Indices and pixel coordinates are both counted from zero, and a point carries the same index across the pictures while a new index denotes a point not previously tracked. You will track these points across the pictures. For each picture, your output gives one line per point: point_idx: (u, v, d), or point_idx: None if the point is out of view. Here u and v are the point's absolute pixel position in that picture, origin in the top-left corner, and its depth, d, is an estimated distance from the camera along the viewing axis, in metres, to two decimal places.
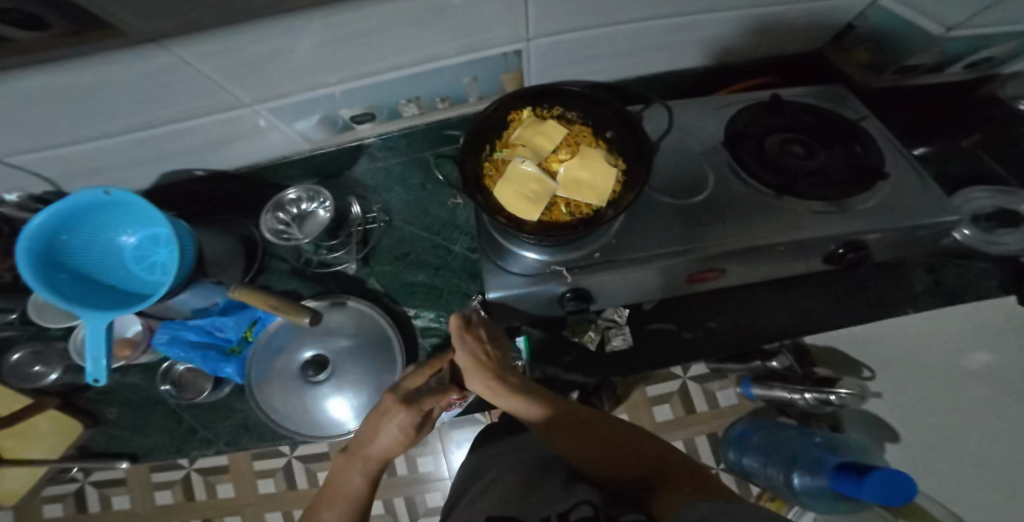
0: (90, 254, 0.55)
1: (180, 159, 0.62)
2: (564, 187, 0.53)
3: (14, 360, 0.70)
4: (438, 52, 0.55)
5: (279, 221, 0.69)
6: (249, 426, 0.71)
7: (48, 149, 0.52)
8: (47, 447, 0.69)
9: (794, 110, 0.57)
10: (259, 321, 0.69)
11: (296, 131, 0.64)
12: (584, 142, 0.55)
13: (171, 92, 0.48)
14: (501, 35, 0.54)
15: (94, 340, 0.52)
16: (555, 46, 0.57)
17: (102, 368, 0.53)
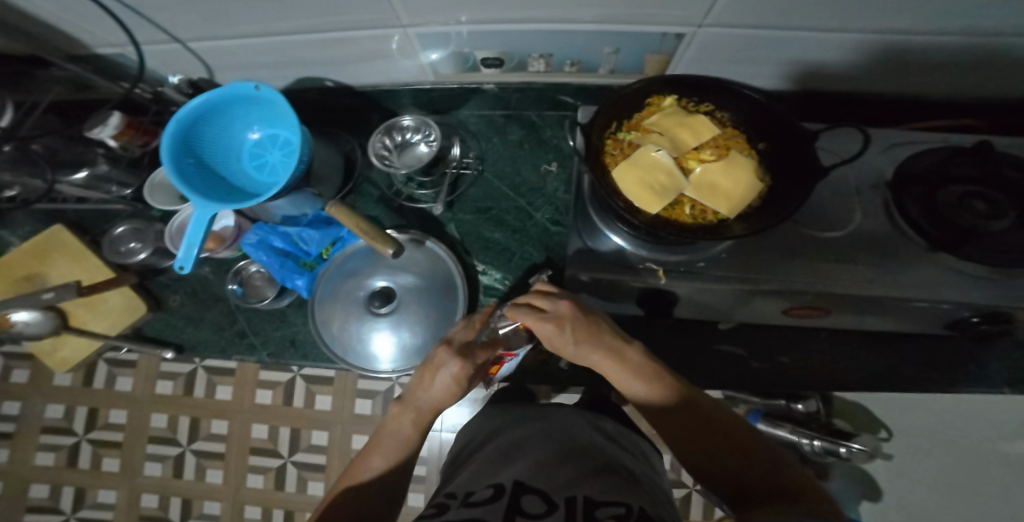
0: (216, 144, 0.57)
1: (320, 67, 0.64)
2: (695, 187, 0.50)
3: (117, 233, 0.70)
4: (573, 15, 0.52)
5: (384, 146, 0.70)
6: (296, 342, 0.70)
7: (219, 39, 0.57)
8: (110, 323, 0.68)
9: (999, 163, 0.54)
10: (340, 241, 0.69)
11: (426, 62, 0.64)
12: (733, 147, 0.51)
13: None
14: (672, 16, 0.51)
15: (197, 225, 0.53)
16: (726, 40, 0.54)
17: (191, 257, 0.53)
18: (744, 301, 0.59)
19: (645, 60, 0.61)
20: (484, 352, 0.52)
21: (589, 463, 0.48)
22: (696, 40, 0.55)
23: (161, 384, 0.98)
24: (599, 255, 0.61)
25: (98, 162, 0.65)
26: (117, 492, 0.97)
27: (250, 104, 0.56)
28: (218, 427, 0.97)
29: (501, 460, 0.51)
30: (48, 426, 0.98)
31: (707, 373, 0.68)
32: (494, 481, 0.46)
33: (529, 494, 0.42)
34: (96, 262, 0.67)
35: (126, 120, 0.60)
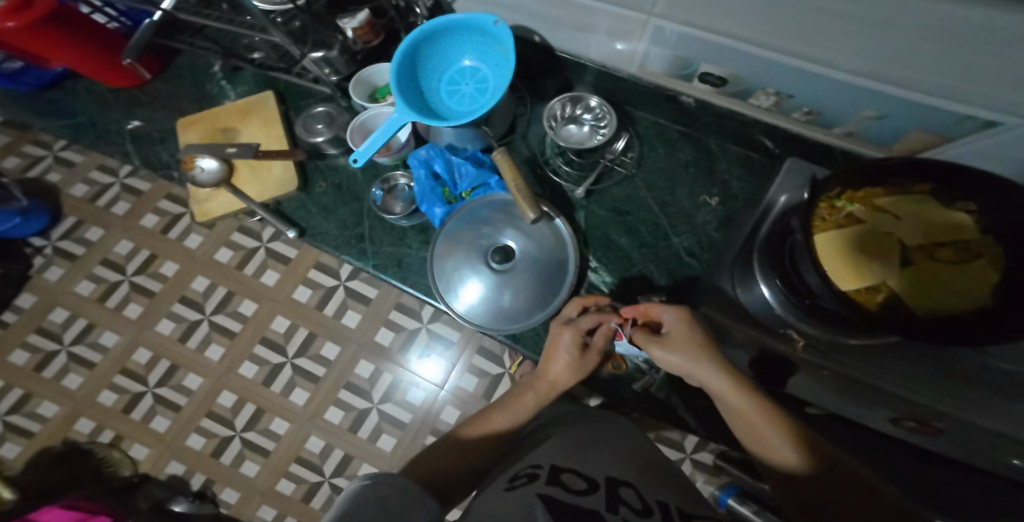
0: (432, 68, 0.63)
1: (548, 24, 0.68)
2: (909, 280, 0.42)
3: (317, 111, 0.77)
4: (833, 60, 0.48)
5: (558, 114, 0.72)
6: (402, 263, 0.70)
7: None
8: (259, 189, 0.74)
9: None
10: (484, 187, 0.70)
11: (644, 50, 0.64)
12: (985, 263, 0.42)
13: None
14: (940, 115, 0.48)
15: (392, 126, 0.57)
16: (976, 151, 0.51)
17: (367, 154, 0.57)
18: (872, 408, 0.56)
19: (907, 134, 0.54)
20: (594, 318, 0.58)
21: (672, 482, 0.48)
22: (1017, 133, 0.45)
23: (223, 251, 1.03)
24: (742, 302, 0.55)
25: (334, 47, 0.70)
26: (117, 338, 1.00)
27: (475, 35, 0.61)
28: (246, 307, 1.00)
29: (580, 446, 0.51)
30: (110, 260, 1.04)
31: None
32: (582, 467, 0.46)
33: (626, 491, 0.42)
34: (280, 133, 0.77)
35: (369, 19, 0.69)
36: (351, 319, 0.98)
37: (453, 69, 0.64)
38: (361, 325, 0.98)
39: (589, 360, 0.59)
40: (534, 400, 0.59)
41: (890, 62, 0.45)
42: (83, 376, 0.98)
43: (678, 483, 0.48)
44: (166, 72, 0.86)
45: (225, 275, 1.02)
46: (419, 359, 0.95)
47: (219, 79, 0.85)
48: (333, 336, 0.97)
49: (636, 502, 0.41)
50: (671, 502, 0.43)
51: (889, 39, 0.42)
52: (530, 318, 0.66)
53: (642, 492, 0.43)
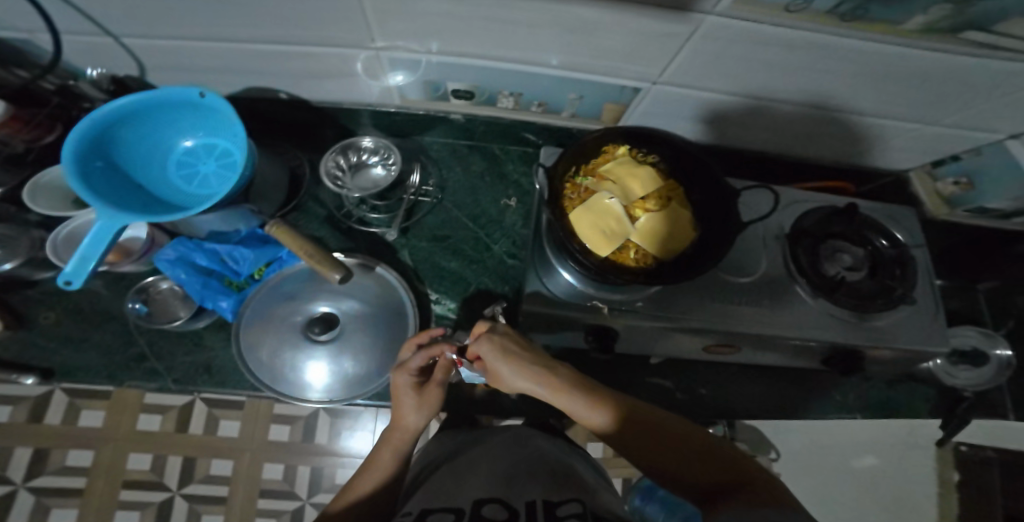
0: (136, 149, 0.52)
1: (269, 78, 0.58)
2: (639, 234, 0.57)
3: None
4: (544, 59, 0.56)
5: (337, 166, 0.66)
6: (211, 369, 0.64)
7: (153, 37, 0.50)
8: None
9: (862, 222, 0.64)
10: (277, 262, 0.64)
11: (392, 84, 0.60)
12: (675, 198, 0.58)
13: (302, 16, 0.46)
14: (631, 69, 0.56)
15: (99, 237, 0.46)
16: (669, 98, 0.61)
17: (83, 271, 0.45)
18: (668, 335, 0.65)
19: (604, 107, 0.65)
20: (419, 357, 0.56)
21: (539, 474, 0.53)
22: (650, 94, 0.60)
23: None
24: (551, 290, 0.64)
25: None
26: None
27: (181, 111, 0.51)
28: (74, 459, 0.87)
29: (452, 478, 0.54)
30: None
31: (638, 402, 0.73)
32: (451, 503, 0.48)
33: (490, 506, 0.46)
34: None
35: (12, 110, 0.53)
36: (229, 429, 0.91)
37: (173, 153, 0.54)
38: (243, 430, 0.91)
39: (430, 397, 0.56)
40: (393, 454, 0.55)
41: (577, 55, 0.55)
42: None
43: (547, 471, 0.54)
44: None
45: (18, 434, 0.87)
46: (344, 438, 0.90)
47: None
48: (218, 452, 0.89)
49: (502, 512, 0.46)
50: (537, 497, 0.48)
51: (569, 13, 0.47)
52: (375, 374, 0.64)
53: (506, 500, 0.48)
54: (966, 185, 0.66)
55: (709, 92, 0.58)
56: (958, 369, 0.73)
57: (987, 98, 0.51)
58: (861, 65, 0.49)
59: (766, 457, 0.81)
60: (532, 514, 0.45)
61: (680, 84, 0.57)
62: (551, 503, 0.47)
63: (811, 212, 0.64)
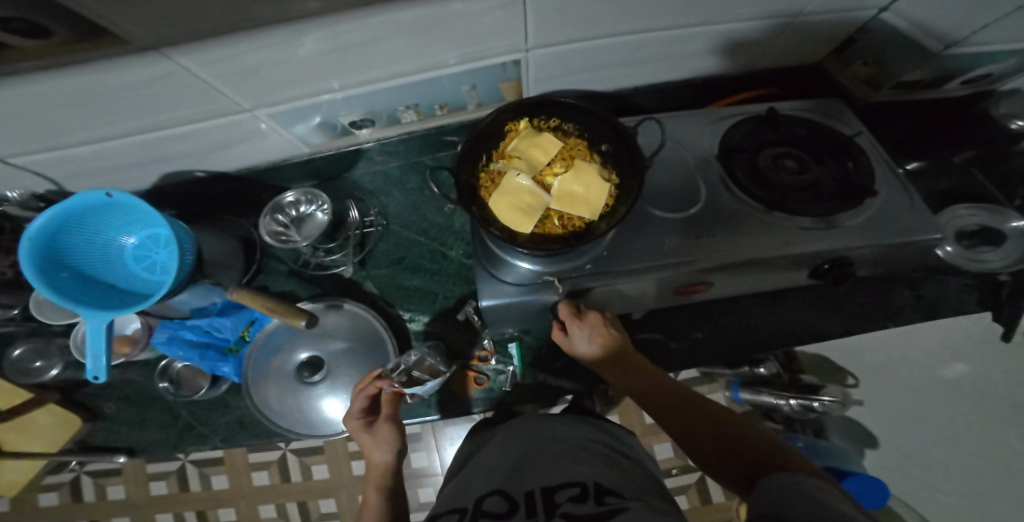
0: (91, 255, 0.59)
1: (181, 161, 0.66)
2: (558, 201, 0.55)
3: (14, 356, 0.72)
4: (440, 60, 0.57)
5: (278, 223, 0.72)
6: (245, 423, 0.73)
7: (60, 149, 0.57)
8: (48, 441, 0.71)
9: (789, 125, 0.58)
10: (257, 321, 0.71)
11: (295, 134, 0.66)
12: (579, 155, 0.57)
13: (168, 99, 0.52)
14: (501, 45, 0.56)
15: (95, 336, 0.55)
16: (553, 57, 0.59)
17: (100, 365, 0.55)
18: (637, 293, 0.61)
19: (500, 88, 0.66)
20: (357, 400, 0.64)
21: (547, 455, 0.51)
22: (531, 63, 0.60)
23: (154, 486, 1.08)
24: (506, 281, 0.62)
25: None
26: None
27: (113, 212, 0.59)
28: (225, 514, 1.08)
29: (465, 477, 0.53)
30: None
31: None
32: (456, 504, 0.49)
33: (493, 500, 0.46)
34: (9, 386, 0.69)
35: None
36: (322, 472, 1.08)
37: (125, 251, 0.62)
38: (332, 471, 1.07)
39: (381, 433, 0.64)
40: (379, 493, 0.61)
41: (411, 58, 0.56)
42: None
43: (548, 453, 0.51)
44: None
45: (176, 501, 1.08)
46: (445, 452, 0.96)
47: None
48: (321, 493, 1.07)
49: (500, 506, 0.45)
50: (538, 484, 0.47)
51: (397, 17, 0.48)
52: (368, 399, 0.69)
53: (506, 491, 0.47)
54: (874, 62, 0.62)
55: (580, 44, 0.57)
56: (976, 250, 0.67)
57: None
58: None
59: (841, 385, 0.70)
60: (532, 508, 0.44)
61: (547, 47, 0.57)
62: (550, 490, 0.45)
63: (737, 129, 0.59)
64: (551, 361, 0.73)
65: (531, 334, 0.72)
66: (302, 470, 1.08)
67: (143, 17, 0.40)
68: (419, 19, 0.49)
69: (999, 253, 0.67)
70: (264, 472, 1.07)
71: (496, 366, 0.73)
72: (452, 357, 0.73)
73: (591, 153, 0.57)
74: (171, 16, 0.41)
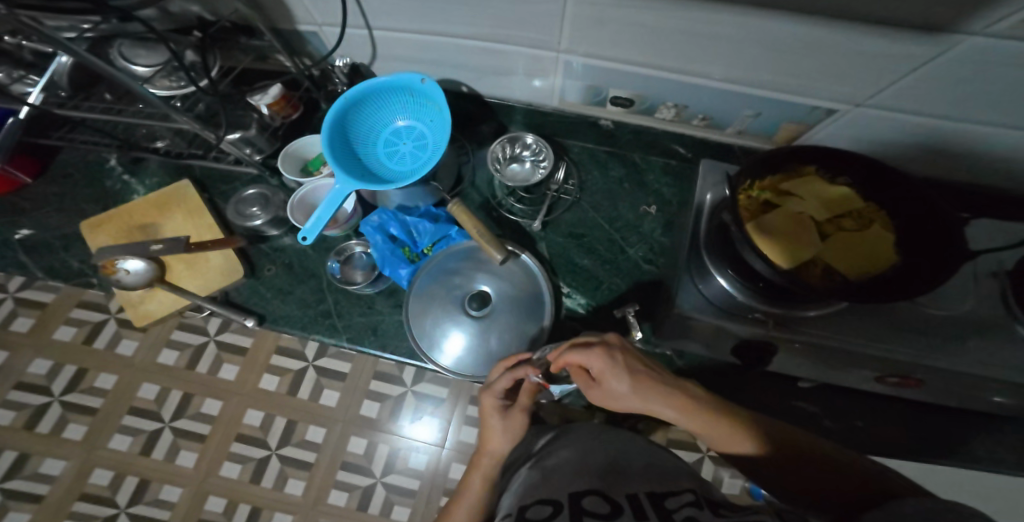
0: (361, 126, 0.62)
1: (467, 74, 0.71)
2: (832, 254, 0.52)
3: (246, 195, 0.73)
4: (703, 70, 0.59)
5: (501, 155, 0.77)
6: (378, 331, 0.71)
7: (403, 34, 0.62)
8: (204, 283, 0.70)
9: None
10: (446, 239, 0.71)
11: (562, 86, 0.71)
12: (874, 222, 0.53)
13: (529, 22, 0.57)
14: (840, 91, 0.55)
15: (335, 198, 0.57)
16: (877, 118, 0.58)
17: (314, 229, 0.58)
18: (845, 365, 0.61)
19: (783, 126, 0.66)
20: (503, 378, 0.56)
21: (646, 471, 0.46)
22: (847, 117, 0.59)
23: (164, 354, 1.04)
24: (703, 295, 0.64)
25: (251, 126, 0.68)
26: (65, 464, 0.99)
27: (402, 98, 0.62)
28: (209, 407, 1.02)
29: (543, 471, 0.50)
30: (25, 382, 1.03)
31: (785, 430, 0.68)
32: (547, 497, 0.44)
33: (588, 497, 0.42)
34: (207, 221, 0.73)
35: (282, 91, 0.67)
36: (330, 398, 1.02)
37: (386, 131, 0.64)
38: (341, 402, 1.02)
39: (514, 424, 0.56)
40: (483, 481, 0.56)
41: (758, 72, 0.57)
42: (35, 511, 0.96)
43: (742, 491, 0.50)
44: (49, 173, 0.79)
45: (173, 376, 1.03)
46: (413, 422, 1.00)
47: (120, 173, 0.80)
48: (317, 419, 1.01)
49: (603, 507, 0.40)
50: (640, 490, 0.43)
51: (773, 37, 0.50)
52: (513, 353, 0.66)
53: (606, 493, 0.43)
54: None
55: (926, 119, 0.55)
56: None
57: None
58: None
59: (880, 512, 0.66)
60: (640, 510, 0.39)
61: (880, 108, 0.56)
62: (656, 497, 0.42)
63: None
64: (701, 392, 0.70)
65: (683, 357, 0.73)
66: (312, 390, 1.03)
67: None
68: (795, 41, 0.49)
69: None
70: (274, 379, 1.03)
71: None
72: None
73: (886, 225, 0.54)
74: None
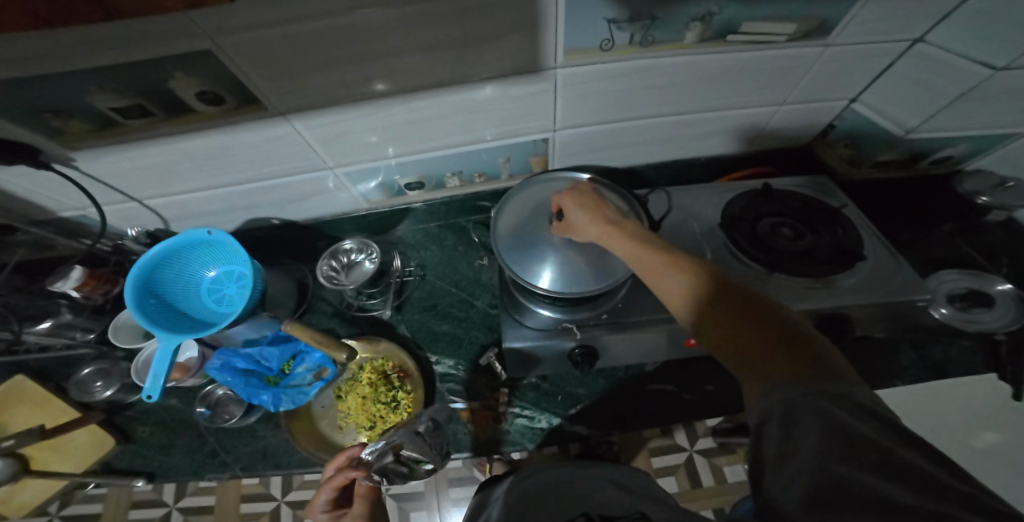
0: (175, 285, 0.75)
1: (265, 209, 0.83)
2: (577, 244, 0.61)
3: (83, 375, 0.81)
4: (479, 136, 0.71)
5: (331, 268, 0.85)
6: (268, 453, 0.75)
7: (185, 193, 0.74)
8: (76, 461, 0.75)
9: (783, 198, 0.67)
10: (299, 354, 0.79)
11: (359, 193, 0.82)
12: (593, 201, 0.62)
13: (281, 154, 0.68)
14: (533, 126, 0.70)
15: (162, 356, 0.66)
16: (576, 136, 0.73)
17: (157, 385, 0.65)
18: (655, 336, 0.67)
19: (531, 161, 0.79)
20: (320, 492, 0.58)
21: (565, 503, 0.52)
22: (558, 140, 0.74)
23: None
24: (530, 327, 0.69)
25: (61, 311, 0.82)
26: None
27: (205, 248, 0.76)
28: None
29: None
30: None
31: (650, 417, 0.71)
32: None
33: None
34: (61, 404, 0.76)
35: (86, 272, 0.79)
36: None
37: (205, 282, 0.77)
38: None
39: None
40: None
41: (474, 129, 0.70)
42: None
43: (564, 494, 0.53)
44: None
45: None
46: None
47: None
48: None
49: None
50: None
51: (453, 96, 0.63)
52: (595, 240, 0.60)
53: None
54: (854, 144, 0.77)
55: (603, 125, 0.71)
56: (970, 312, 0.71)
57: (802, 77, 0.66)
58: (695, 72, 0.62)
59: None
60: None
61: (574, 126, 0.71)
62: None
63: (735, 201, 0.68)
64: (564, 406, 0.74)
65: (547, 381, 0.77)
66: None
67: (284, 88, 0.57)
68: (471, 98, 0.63)
69: (993, 314, 0.70)
70: None
71: (513, 409, 0.75)
72: (471, 399, 0.76)
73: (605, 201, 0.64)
74: (308, 89, 0.58)
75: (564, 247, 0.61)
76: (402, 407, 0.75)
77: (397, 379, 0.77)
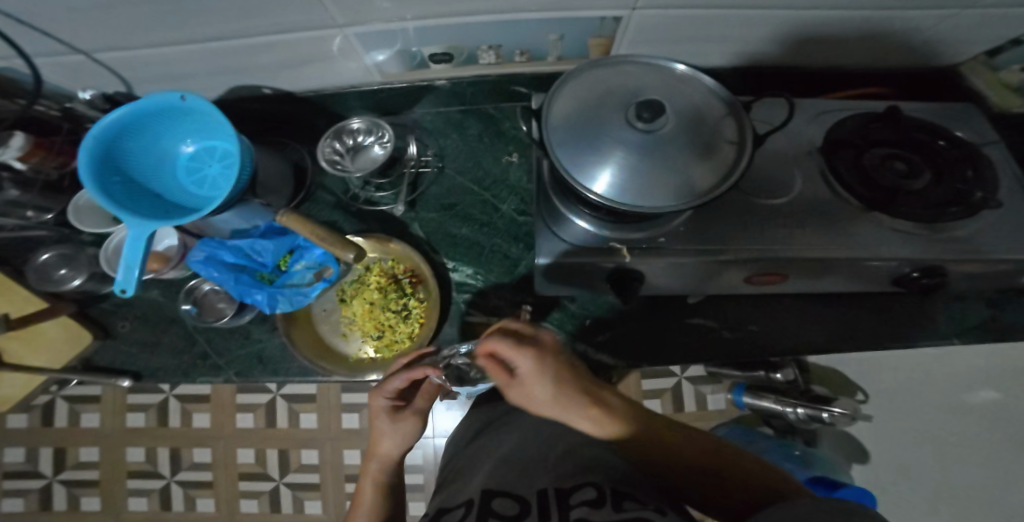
0: (146, 160, 0.63)
1: (254, 75, 0.67)
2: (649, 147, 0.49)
3: (42, 260, 0.72)
4: (520, 5, 0.56)
5: (335, 150, 0.73)
6: (263, 359, 0.69)
7: (143, 48, 0.58)
8: (54, 356, 0.69)
9: (909, 127, 0.59)
10: (297, 249, 0.70)
11: (373, 61, 0.67)
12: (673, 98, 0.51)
13: (268, 4, 0.51)
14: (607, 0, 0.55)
15: (133, 244, 0.56)
16: (658, 19, 0.58)
17: (131, 278, 0.54)
18: (712, 272, 0.59)
19: (590, 43, 0.65)
20: (389, 381, 0.54)
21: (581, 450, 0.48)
22: (633, 22, 0.59)
23: (130, 418, 1.10)
24: (565, 241, 0.60)
25: (7, 187, 0.66)
26: None
27: (180, 117, 0.62)
28: (200, 454, 1.10)
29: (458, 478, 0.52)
30: (11, 471, 1.13)
31: (688, 351, 0.67)
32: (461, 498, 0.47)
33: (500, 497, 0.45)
34: (20, 293, 0.66)
35: (30, 141, 0.63)
36: (309, 421, 1.09)
37: (182, 160, 0.65)
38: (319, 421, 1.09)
39: (404, 423, 0.55)
40: (376, 490, 0.55)
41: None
42: None
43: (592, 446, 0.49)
44: None
45: (149, 435, 1.10)
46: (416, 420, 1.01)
47: None
48: (304, 443, 1.09)
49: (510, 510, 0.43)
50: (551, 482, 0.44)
51: None
52: (672, 148, 0.49)
53: (516, 491, 0.44)
54: None
55: (694, 11, 0.57)
56: None
57: None
58: None
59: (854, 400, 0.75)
60: (543, 507, 0.41)
61: (661, 6, 0.56)
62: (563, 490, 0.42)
63: (846, 123, 0.60)
64: (592, 333, 0.68)
65: (575, 303, 0.70)
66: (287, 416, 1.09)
67: None
68: None
69: None
70: (251, 415, 1.09)
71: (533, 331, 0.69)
72: (488, 313, 0.71)
73: (692, 96, 0.51)
74: None
75: (635, 151, 0.49)
76: (413, 316, 0.69)
77: (409, 285, 0.70)
